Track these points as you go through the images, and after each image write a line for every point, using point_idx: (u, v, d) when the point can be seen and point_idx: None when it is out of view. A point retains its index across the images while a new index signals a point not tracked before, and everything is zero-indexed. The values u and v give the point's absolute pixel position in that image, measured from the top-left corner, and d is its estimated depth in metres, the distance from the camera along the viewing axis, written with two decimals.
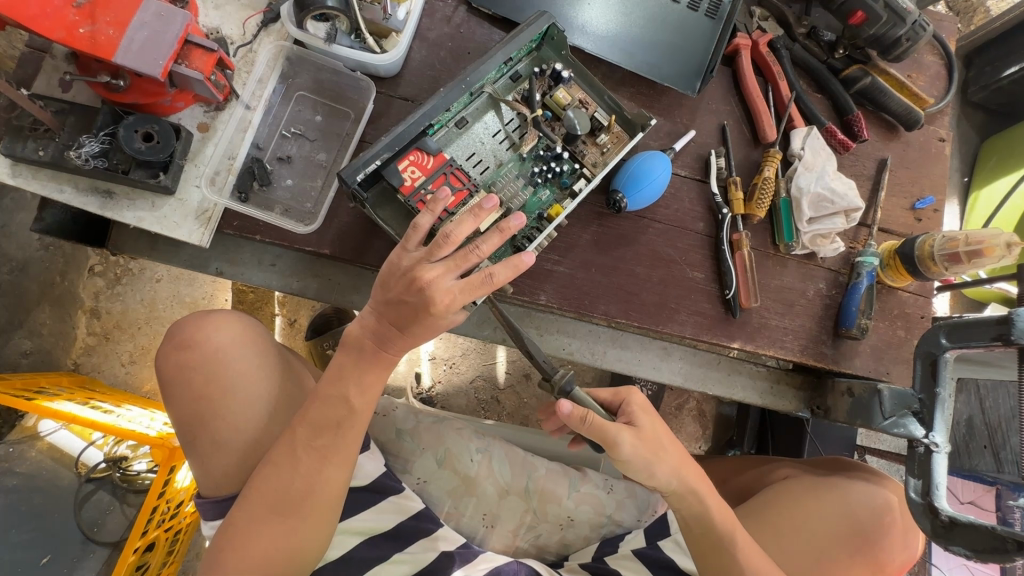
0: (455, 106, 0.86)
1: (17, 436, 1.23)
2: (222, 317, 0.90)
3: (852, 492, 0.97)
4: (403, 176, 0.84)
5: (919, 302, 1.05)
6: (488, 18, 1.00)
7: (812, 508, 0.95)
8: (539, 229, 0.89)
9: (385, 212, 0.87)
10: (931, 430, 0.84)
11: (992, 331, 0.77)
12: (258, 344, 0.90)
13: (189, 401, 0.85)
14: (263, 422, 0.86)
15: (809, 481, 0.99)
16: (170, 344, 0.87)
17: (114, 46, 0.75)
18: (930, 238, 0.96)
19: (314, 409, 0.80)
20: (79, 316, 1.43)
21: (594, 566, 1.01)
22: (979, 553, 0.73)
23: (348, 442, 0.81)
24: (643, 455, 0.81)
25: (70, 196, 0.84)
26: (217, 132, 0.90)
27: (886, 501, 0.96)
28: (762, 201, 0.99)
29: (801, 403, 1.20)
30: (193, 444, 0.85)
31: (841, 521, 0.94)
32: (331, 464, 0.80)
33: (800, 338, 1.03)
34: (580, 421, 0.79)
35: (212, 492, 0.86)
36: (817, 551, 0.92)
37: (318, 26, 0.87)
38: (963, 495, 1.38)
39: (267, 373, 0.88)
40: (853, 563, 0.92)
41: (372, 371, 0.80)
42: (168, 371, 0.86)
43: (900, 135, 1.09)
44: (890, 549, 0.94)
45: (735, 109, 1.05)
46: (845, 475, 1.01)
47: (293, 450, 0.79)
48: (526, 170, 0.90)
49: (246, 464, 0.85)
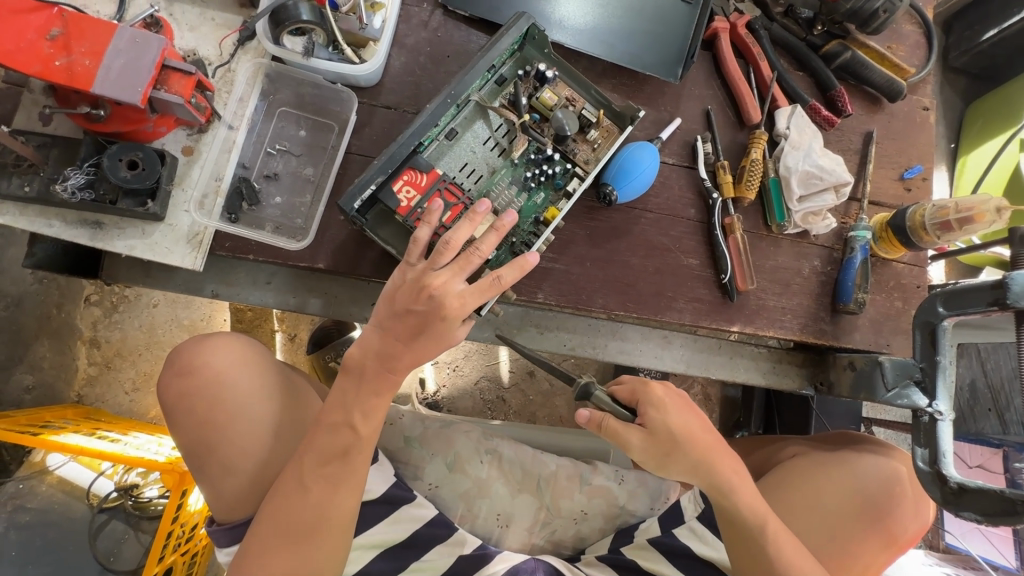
0: (443, 120, 0.86)
1: (26, 472, 1.23)
2: (220, 341, 0.89)
3: (861, 465, 0.97)
4: (400, 196, 0.84)
5: (914, 271, 1.06)
6: (465, 20, 1.00)
7: (822, 484, 0.95)
8: (539, 233, 0.89)
9: (384, 231, 0.87)
10: (934, 399, 0.85)
11: (988, 296, 0.79)
12: (258, 368, 0.89)
13: (194, 428, 0.85)
14: (271, 443, 0.86)
15: (819, 458, 0.99)
16: (170, 371, 0.87)
17: (91, 76, 0.75)
18: (921, 208, 0.96)
19: (318, 436, 0.80)
20: (79, 347, 1.43)
21: (612, 558, 1.02)
22: (989, 516, 0.75)
23: (356, 468, 0.81)
24: (654, 453, 0.82)
25: (59, 230, 0.83)
26: (203, 154, 0.89)
27: (898, 476, 0.96)
28: (751, 182, 0.99)
29: (805, 380, 1.20)
30: (202, 469, 0.85)
31: (853, 495, 0.95)
32: (340, 491, 0.80)
33: (799, 316, 1.03)
34: (597, 425, 0.84)
35: (225, 516, 0.86)
36: (829, 527, 0.93)
37: (295, 40, 0.87)
38: (971, 459, 1.34)
39: (270, 395, 0.88)
40: (866, 536, 0.93)
41: (374, 395, 0.80)
42: (171, 397, 0.86)
43: (885, 107, 1.09)
44: (903, 522, 0.94)
45: (718, 92, 1.05)
46: (855, 449, 1.01)
47: (301, 479, 0.79)
48: (520, 175, 0.90)
49: (257, 486, 0.85)
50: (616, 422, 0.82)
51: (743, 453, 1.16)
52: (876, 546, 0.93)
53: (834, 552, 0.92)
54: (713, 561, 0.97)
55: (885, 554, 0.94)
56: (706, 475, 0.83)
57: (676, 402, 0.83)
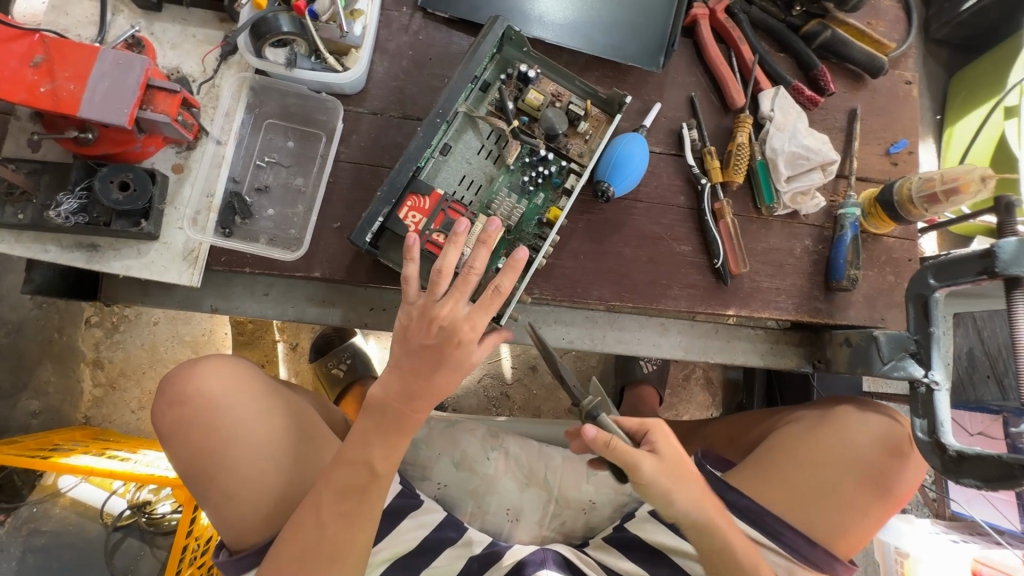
0: (435, 140, 0.89)
1: (38, 496, 1.23)
2: (209, 363, 0.88)
3: (854, 424, 0.98)
4: (407, 223, 0.88)
5: (905, 245, 1.07)
6: (445, 21, 1.00)
7: (812, 447, 0.96)
8: (544, 235, 0.93)
9: (395, 254, 0.90)
10: (930, 369, 0.86)
11: (977, 265, 0.80)
12: (253, 388, 0.88)
13: (192, 454, 0.83)
14: (270, 458, 0.84)
15: (812, 422, 1.00)
16: (163, 402, 0.86)
17: (77, 100, 0.75)
18: (907, 182, 0.97)
19: (336, 473, 0.78)
20: (83, 369, 1.44)
21: (617, 537, 1.03)
22: (989, 481, 0.76)
23: (373, 506, 0.80)
24: (668, 480, 0.80)
25: (55, 254, 0.84)
26: (193, 171, 0.89)
27: (884, 434, 0.96)
28: (739, 166, 1.00)
29: (802, 358, 1.21)
30: (205, 497, 0.83)
31: (857, 460, 0.94)
32: (357, 524, 0.79)
33: (793, 296, 1.04)
34: (604, 445, 0.78)
35: (234, 542, 0.84)
36: (840, 499, 0.92)
37: (277, 52, 0.87)
38: (972, 428, 1.39)
39: (263, 410, 0.87)
40: (876, 500, 0.92)
41: (393, 435, 0.79)
42: (167, 427, 0.85)
43: (867, 84, 1.09)
44: (898, 479, 0.93)
45: (701, 79, 1.06)
46: (852, 406, 1.01)
47: (318, 514, 0.77)
48: (518, 180, 0.93)
49: (262, 505, 0.83)
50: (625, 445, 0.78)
51: (740, 431, 1.16)
52: (871, 504, 0.92)
53: (829, 513, 0.91)
54: None
55: (881, 513, 0.93)
56: (703, 514, 0.83)
57: (676, 445, 0.85)
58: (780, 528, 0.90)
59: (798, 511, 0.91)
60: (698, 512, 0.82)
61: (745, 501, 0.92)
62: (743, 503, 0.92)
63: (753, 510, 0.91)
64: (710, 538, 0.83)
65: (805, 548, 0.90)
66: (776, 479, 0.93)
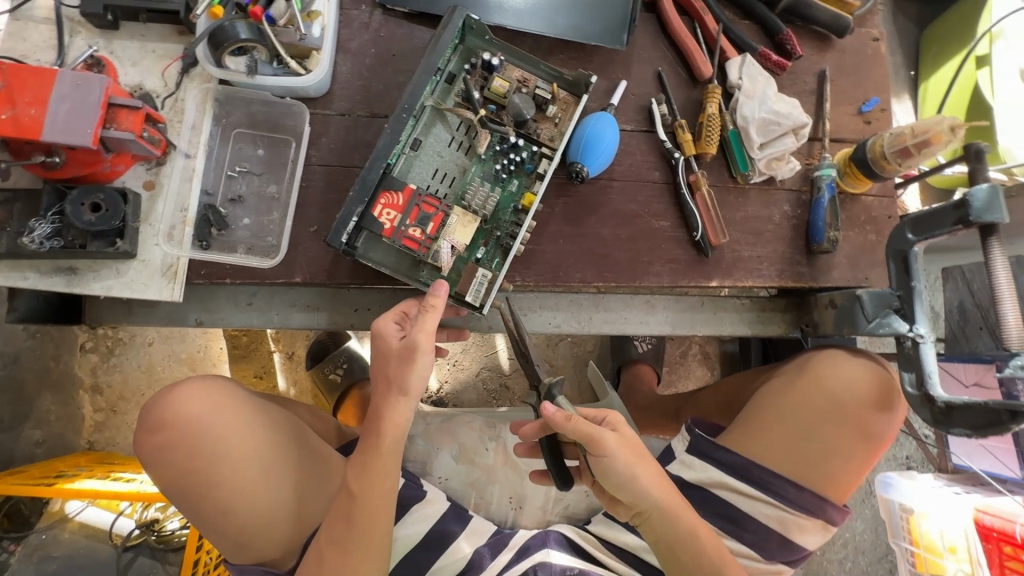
0: (404, 134, 0.89)
1: (46, 523, 1.25)
2: (185, 386, 0.85)
3: (841, 371, 0.96)
4: (382, 220, 0.88)
5: (883, 203, 1.07)
6: (406, 16, 1.00)
7: (794, 401, 0.95)
8: (521, 221, 0.93)
9: (376, 254, 0.90)
10: (915, 323, 0.87)
11: (952, 216, 0.80)
12: (230, 404, 0.86)
13: (183, 479, 0.82)
14: (263, 475, 0.84)
15: (798, 374, 0.98)
16: (144, 431, 0.84)
17: (40, 125, 0.75)
18: (879, 139, 0.96)
19: (339, 507, 0.78)
20: (81, 395, 1.45)
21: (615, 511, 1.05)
22: (978, 430, 0.77)
23: (366, 541, 0.77)
24: (627, 454, 0.76)
25: (34, 281, 0.84)
26: (165, 186, 0.89)
27: (862, 376, 0.95)
28: (711, 137, 0.99)
29: (791, 325, 1.21)
30: (204, 519, 0.82)
31: (850, 414, 0.93)
32: (353, 557, 0.76)
33: (775, 263, 1.04)
34: (565, 419, 0.77)
35: (241, 556, 0.85)
36: (833, 454, 0.92)
37: (237, 60, 0.88)
38: (967, 379, 1.35)
39: (248, 428, 0.85)
40: (866, 448, 0.93)
41: (374, 464, 0.78)
42: (152, 456, 0.83)
43: (835, 44, 1.09)
44: (877, 420, 0.93)
45: (667, 53, 1.05)
46: (838, 351, 0.99)
47: (318, 553, 0.78)
48: (490, 169, 0.94)
49: (265, 522, 0.83)
50: (584, 421, 0.76)
51: (744, 386, 1.15)
52: (853, 446, 0.92)
53: (811, 460, 0.92)
54: (706, 482, 0.95)
55: (866, 454, 0.93)
56: (666, 494, 0.79)
57: (632, 442, 0.79)
58: (766, 478, 0.92)
59: (783, 462, 0.93)
60: (662, 491, 0.79)
61: (732, 457, 0.94)
62: (730, 459, 0.94)
63: (740, 465, 0.93)
64: (674, 520, 0.80)
65: (792, 495, 0.92)
66: (759, 434, 0.95)
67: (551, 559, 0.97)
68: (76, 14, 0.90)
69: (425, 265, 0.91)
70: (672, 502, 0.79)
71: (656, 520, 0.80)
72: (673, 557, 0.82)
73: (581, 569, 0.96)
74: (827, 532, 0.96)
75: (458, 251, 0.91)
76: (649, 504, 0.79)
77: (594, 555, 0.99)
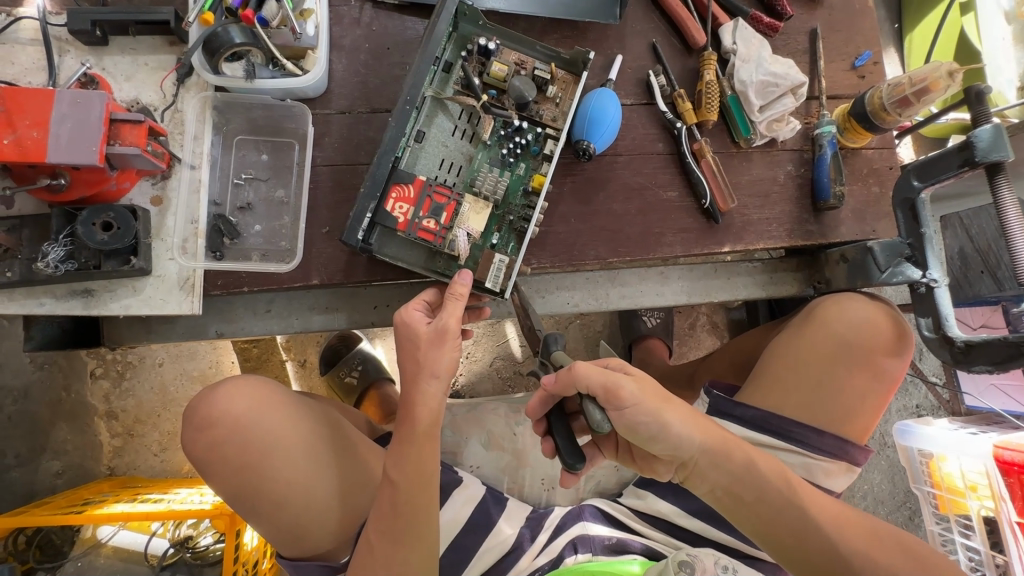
0: (409, 126, 0.89)
1: (80, 550, 1.25)
2: (228, 384, 0.86)
3: (856, 313, 0.97)
4: (395, 214, 0.87)
5: (884, 155, 1.08)
6: (396, 8, 0.99)
7: (812, 345, 0.97)
8: (532, 204, 0.93)
9: (391, 249, 0.90)
10: (928, 269, 0.89)
11: (958, 159, 0.82)
12: (273, 399, 0.87)
13: (233, 475, 0.83)
14: (311, 471, 0.85)
15: (810, 317, 1.00)
16: (191, 428, 0.84)
17: (43, 147, 0.74)
18: (877, 91, 0.97)
19: (386, 495, 0.79)
20: (97, 422, 1.43)
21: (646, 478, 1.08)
22: (999, 364, 0.78)
23: (416, 527, 0.78)
24: (651, 400, 0.75)
25: (51, 306, 0.84)
26: (172, 201, 0.88)
27: (869, 315, 0.97)
28: (711, 105, 1.00)
29: (803, 283, 1.22)
30: (256, 512, 0.84)
31: (867, 355, 0.94)
32: (404, 543, 0.77)
33: (784, 224, 1.05)
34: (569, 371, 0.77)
35: (293, 548, 0.87)
36: (853, 396, 0.94)
37: (235, 66, 0.87)
38: (974, 322, 1.42)
39: (294, 423, 0.86)
40: (881, 389, 0.95)
41: (414, 452, 0.78)
42: (201, 453, 0.84)
43: (823, 1, 1.09)
44: (886, 356, 0.94)
45: (659, 24, 1.05)
46: (848, 294, 1.02)
47: (369, 540, 0.79)
48: (496, 154, 0.93)
49: (314, 514, 0.85)
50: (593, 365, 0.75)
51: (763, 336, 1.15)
52: (866, 385, 0.94)
53: (828, 402, 0.94)
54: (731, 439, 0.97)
55: (879, 392, 0.94)
56: (704, 437, 0.77)
57: (651, 386, 0.77)
58: (788, 427, 0.93)
59: (803, 408, 0.94)
60: (701, 436, 0.77)
61: (752, 411, 0.95)
62: (750, 414, 0.95)
63: (760, 418, 0.94)
64: (721, 459, 0.77)
65: (814, 440, 0.93)
66: (775, 385, 0.96)
67: (589, 532, 0.99)
68: (62, 33, 0.89)
69: (442, 256, 0.91)
70: (714, 448, 0.77)
71: (702, 465, 0.77)
72: (735, 502, 0.78)
73: (619, 538, 0.98)
74: (852, 474, 0.97)
75: (474, 238, 0.91)
76: (686, 449, 0.76)
77: (631, 525, 1.01)
